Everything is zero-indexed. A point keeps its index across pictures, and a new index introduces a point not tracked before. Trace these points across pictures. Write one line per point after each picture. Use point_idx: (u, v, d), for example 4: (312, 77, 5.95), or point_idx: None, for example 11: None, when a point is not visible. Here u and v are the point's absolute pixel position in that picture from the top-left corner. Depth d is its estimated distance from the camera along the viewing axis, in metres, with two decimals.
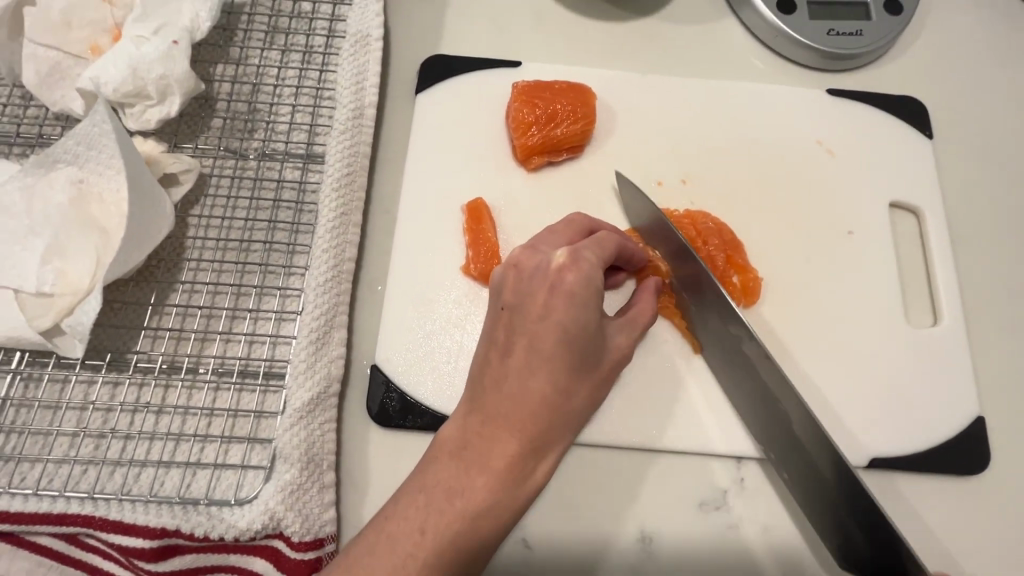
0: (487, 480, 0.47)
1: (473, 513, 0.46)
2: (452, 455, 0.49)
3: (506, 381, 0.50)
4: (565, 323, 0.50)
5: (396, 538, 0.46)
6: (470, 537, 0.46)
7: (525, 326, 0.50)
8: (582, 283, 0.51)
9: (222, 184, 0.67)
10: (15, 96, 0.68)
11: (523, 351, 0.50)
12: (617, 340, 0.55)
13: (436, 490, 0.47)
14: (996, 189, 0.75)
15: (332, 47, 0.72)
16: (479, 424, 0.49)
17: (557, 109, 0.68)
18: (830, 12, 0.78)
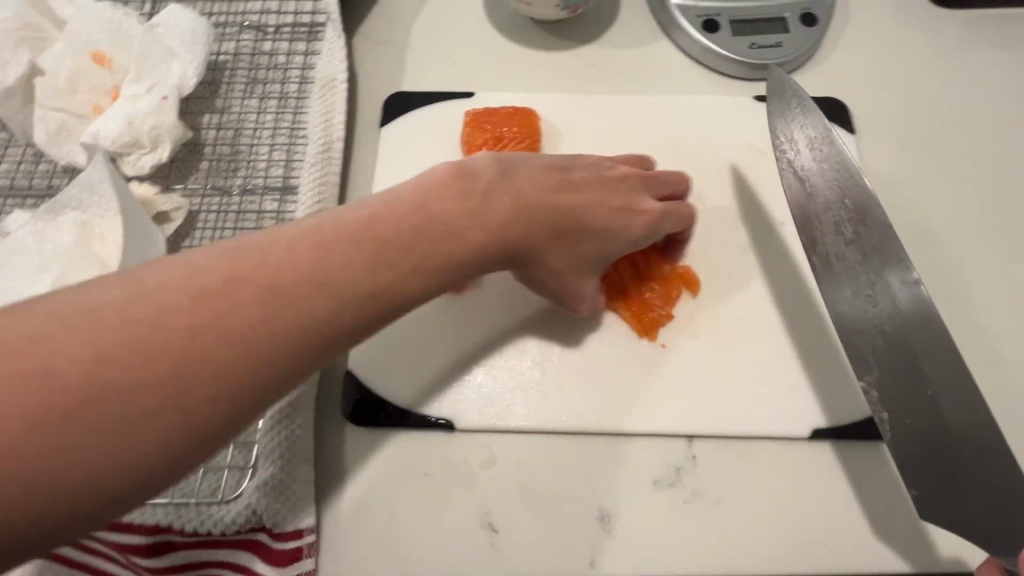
0: (398, 277, 0.46)
1: (359, 291, 0.43)
2: (397, 225, 0.47)
3: (502, 221, 0.54)
4: (580, 232, 0.60)
5: (286, 265, 0.41)
6: (332, 316, 0.42)
7: (535, 194, 0.57)
8: (617, 218, 0.63)
9: (210, 217, 0.75)
10: (29, 154, 0.78)
11: (530, 211, 0.56)
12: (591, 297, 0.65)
13: (344, 242, 0.44)
14: (916, 176, 0.81)
15: (304, 92, 0.81)
16: (448, 226, 0.50)
17: (504, 131, 0.75)
18: (750, 29, 0.86)
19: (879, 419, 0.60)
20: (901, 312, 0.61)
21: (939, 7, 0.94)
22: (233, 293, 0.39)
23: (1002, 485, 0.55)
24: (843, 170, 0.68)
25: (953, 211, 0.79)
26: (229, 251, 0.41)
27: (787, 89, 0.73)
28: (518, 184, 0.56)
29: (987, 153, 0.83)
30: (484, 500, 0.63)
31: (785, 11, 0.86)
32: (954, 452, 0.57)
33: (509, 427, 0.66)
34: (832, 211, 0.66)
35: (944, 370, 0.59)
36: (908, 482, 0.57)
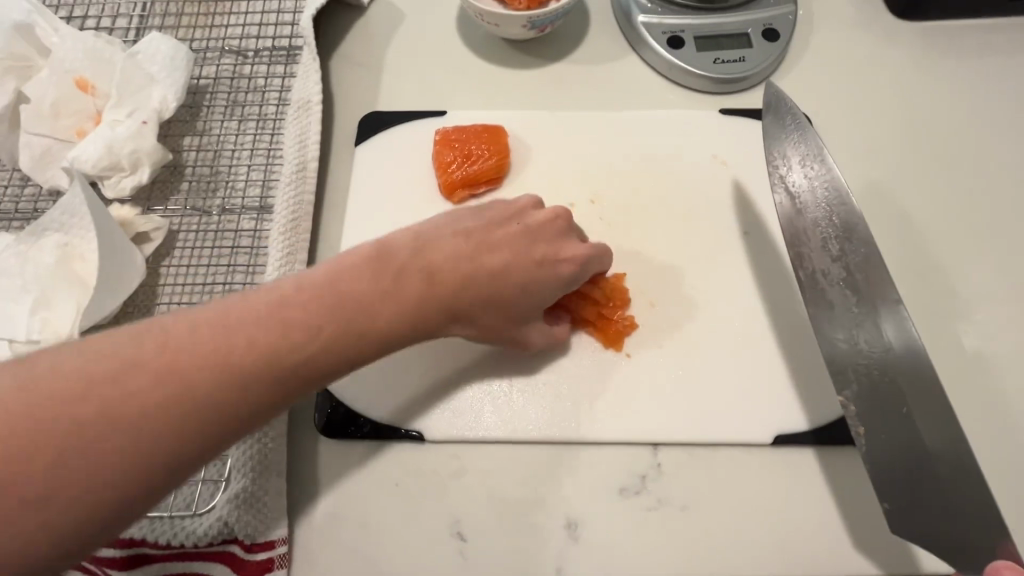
0: (299, 362, 0.50)
1: (252, 380, 0.48)
2: (305, 311, 0.51)
3: (415, 296, 0.57)
4: (505, 294, 0.62)
5: (193, 352, 0.46)
6: (222, 405, 0.47)
7: (448, 262, 0.60)
8: (538, 273, 0.64)
9: (189, 237, 0.77)
10: (15, 179, 0.80)
11: (445, 284, 0.59)
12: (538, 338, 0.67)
13: (246, 329, 0.49)
14: (880, 184, 0.83)
15: (281, 114, 0.84)
16: (358, 305, 0.54)
17: (473, 149, 0.78)
18: (714, 45, 0.88)
19: (856, 433, 0.60)
20: (882, 330, 0.63)
21: (901, 18, 0.96)
22: (134, 378, 0.44)
23: (968, 499, 0.56)
24: (832, 189, 0.69)
25: (915, 218, 0.81)
26: (140, 338, 0.46)
27: (782, 107, 0.73)
28: (432, 259, 0.59)
29: (948, 161, 0.85)
30: (454, 510, 0.65)
31: (748, 27, 0.89)
32: (923, 464, 0.58)
33: (478, 438, 0.67)
34: (820, 227, 0.68)
35: (924, 398, 0.60)
36: (882, 495, 0.58)
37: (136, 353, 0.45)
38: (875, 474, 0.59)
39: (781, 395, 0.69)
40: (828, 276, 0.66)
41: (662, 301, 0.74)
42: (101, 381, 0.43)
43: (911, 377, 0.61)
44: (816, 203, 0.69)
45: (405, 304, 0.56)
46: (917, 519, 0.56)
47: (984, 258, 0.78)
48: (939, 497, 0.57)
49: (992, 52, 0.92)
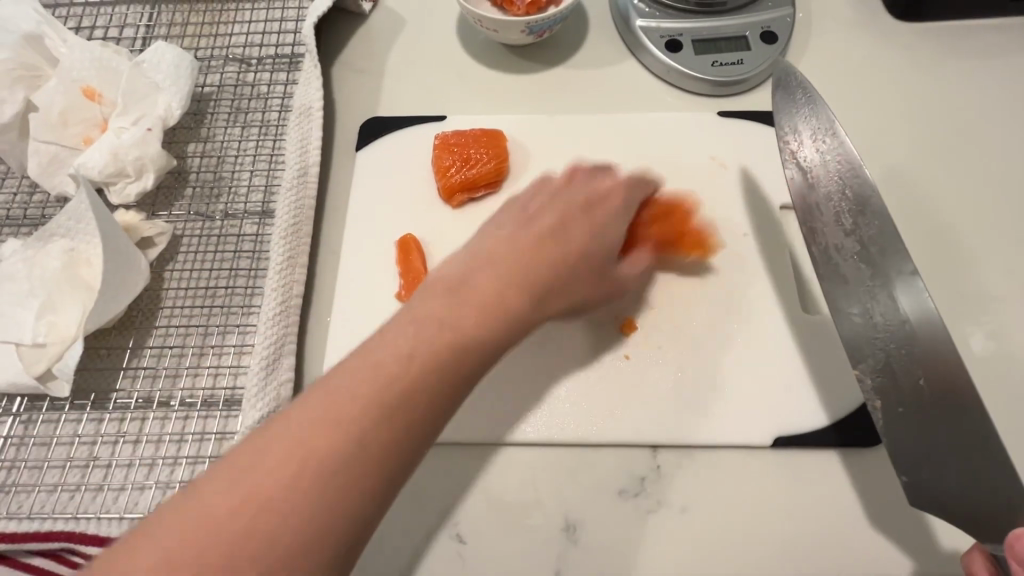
0: (412, 393, 0.47)
1: (378, 434, 0.45)
2: (386, 362, 0.47)
3: (487, 286, 0.54)
4: (573, 253, 0.60)
5: (296, 462, 0.42)
6: (365, 468, 0.43)
7: (500, 290, 0.54)
8: (594, 225, 0.63)
9: (192, 241, 0.78)
10: (24, 186, 0.82)
11: (515, 266, 0.56)
12: (628, 275, 0.67)
13: (341, 407, 0.44)
14: (881, 185, 0.83)
15: (283, 120, 0.85)
16: (439, 318, 0.51)
17: (472, 153, 0.78)
18: (712, 48, 0.89)
19: (872, 407, 0.60)
20: (897, 301, 0.62)
21: (900, 19, 0.96)
22: (258, 520, 0.40)
23: (993, 468, 0.54)
24: (845, 161, 0.68)
25: (918, 219, 0.80)
26: (232, 478, 0.41)
27: (792, 81, 0.73)
28: (481, 294, 0.53)
29: (950, 161, 0.84)
30: (453, 512, 0.65)
31: (746, 29, 0.89)
32: (941, 434, 0.57)
33: (478, 439, 0.67)
34: (833, 202, 0.67)
35: (947, 375, 0.58)
36: (901, 468, 0.58)
37: (240, 498, 0.40)
38: (893, 447, 0.59)
39: (786, 393, 0.69)
40: (845, 250, 0.65)
41: (661, 301, 0.73)
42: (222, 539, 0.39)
43: (925, 347, 0.60)
44: (828, 176, 0.68)
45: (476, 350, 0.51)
46: (931, 494, 0.56)
47: (987, 259, 0.77)
48: (956, 466, 0.56)
49: (993, 53, 0.92)
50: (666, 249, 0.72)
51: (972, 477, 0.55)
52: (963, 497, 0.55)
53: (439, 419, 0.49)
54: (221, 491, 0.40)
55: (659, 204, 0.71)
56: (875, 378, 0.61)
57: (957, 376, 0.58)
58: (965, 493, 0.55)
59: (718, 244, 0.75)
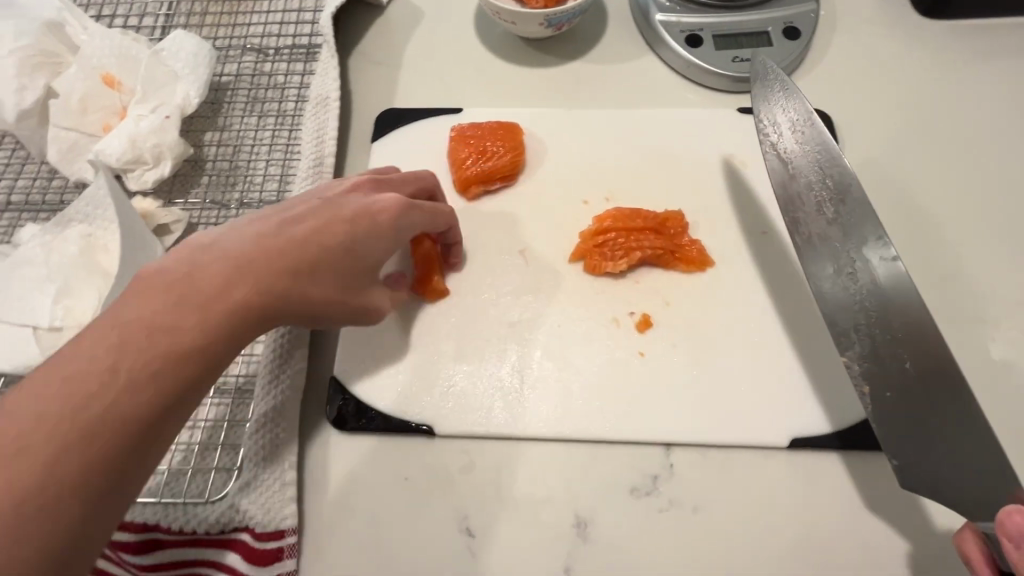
0: (178, 326, 0.46)
1: (151, 359, 0.44)
2: (151, 292, 0.47)
3: (274, 238, 0.53)
4: (351, 235, 0.57)
5: (74, 380, 0.42)
6: (142, 392, 0.43)
7: (273, 260, 0.52)
8: (381, 216, 0.60)
9: (207, 230, 0.78)
10: (44, 171, 0.83)
11: (308, 229, 0.55)
12: (382, 301, 0.62)
13: (124, 331, 0.44)
14: (903, 184, 0.81)
15: (300, 111, 0.85)
16: (227, 262, 0.50)
17: (488, 146, 0.78)
18: (734, 43, 0.87)
19: (860, 393, 0.59)
20: (884, 290, 0.61)
21: (926, 17, 0.94)
22: (17, 435, 0.40)
23: (977, 453, 0.54)
24: (823, 151, 0.69)
25: (941, 221, 0.78)
26: (22, 393, 0.42)
27: (770, 75, 0.73)
28: (259, 261, 0.51)
29: (974, 162, 0.83)
30: (463, 505, 0.64)
31: (768, 25, 0.88)
32: (931, 419, 0.56)
33: (489, 432, 0.67)
34: (813, 192, 0.67)
35: (933, 362, 0.58)
36: (891, 452, 0.57)
37: (51, 385, 0.42)
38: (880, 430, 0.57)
39: (803, 396, 0.68)
40: (828, 239, 0.65)
41: (677, 299, 0.72)
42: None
43: (912, 334, 0.59)
44: (807, 166, 0.68)
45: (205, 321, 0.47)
46: (926, 481, 0.55)
47: (1016, 263, 0.75)
48: (946, 453, 0.55)
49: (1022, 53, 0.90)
50: (660, 263, 0.73)
51: (961, 463, 0.54)
52: (952, 481, 0.54)
53: (221, 352, 0.48)
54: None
55: (648, 218, 0.73)
56: (862, 364, 0.60)
57: (945, 364, 0.58)
58: (957, 480, 0.54)
59: (712, 259, 0.74)
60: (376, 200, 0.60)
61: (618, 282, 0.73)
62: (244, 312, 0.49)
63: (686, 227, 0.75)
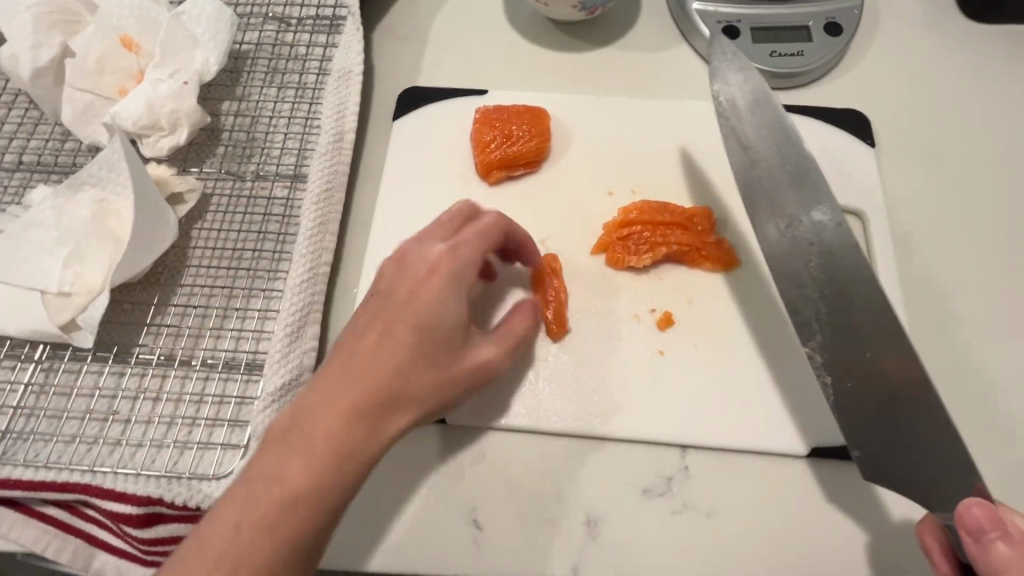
0: (299, 463, 0.48)
1: (284, 499, 0.47)
2: (272, 443, 0.49)
3: (353, 357, 0.51)
4: (418, 314, 0.53)
5: (228, 528, 0.46)
6: (285, 528, 0.46)
7: (356, 373, 0.50)
8: (447, 279, 0.54)
9: (221, 201, 0.76)
10: (57, 133, 0.81)
11: (380, 332, 0.52)
12: (485, 350, 0.57)
13: (259, 478, 0.48)
14: (942, 192, 0.78)
15: (321, 84, 0.83)
16: (319, 393, 0.50)
17: (513, 130, 0.76)
18: (772, 36, 0.84)
19: (822, 384, 0.59)
20: (846, 284, 0.59)
21: (971, 20, 0.91)
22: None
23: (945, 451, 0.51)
24: (784, 133, 0.65)
25: (978, 231, 0.76)
26: (190, 544, 0.47)
27: (726, 50, 0.69)
28: (347, 378, 0.50)
29: (1018, 172, 0.79)
30: (472, 496, 0.63)
31: (809, 19, 0.84)
32: (896, 413, 0.54)
33: (501, 424, 0.66)
34: (773, 177, 0.64)
35: (900, 357, 0.55)
36: (852, 442, 0.56)
37: (204, 539, 0.46)
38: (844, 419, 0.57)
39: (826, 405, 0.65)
40: (797, 225, 0.62)
41: (699, 298, 0.70)
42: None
43: (885, 328, 0.56)
44: (766, 151, 0.65)
45: (321, 450, 0.48)
46: (895, 473, 0.54)
47: None
48: (912, 448, 0.53)
49: None
50: (685, 262, 0.71)
51: (931, 459, 0.52)
52: (914, 473, 0.53)
53: (345, 474, 0.48)
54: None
55: (675, 213, 0.71)
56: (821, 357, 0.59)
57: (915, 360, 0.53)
58: (924, 474, 0.52)
59: (739, 259, 0.72)
60: (433, 263, 0.55)
61: (641, 277, 0.71)
62: (353, 430, 0.49)
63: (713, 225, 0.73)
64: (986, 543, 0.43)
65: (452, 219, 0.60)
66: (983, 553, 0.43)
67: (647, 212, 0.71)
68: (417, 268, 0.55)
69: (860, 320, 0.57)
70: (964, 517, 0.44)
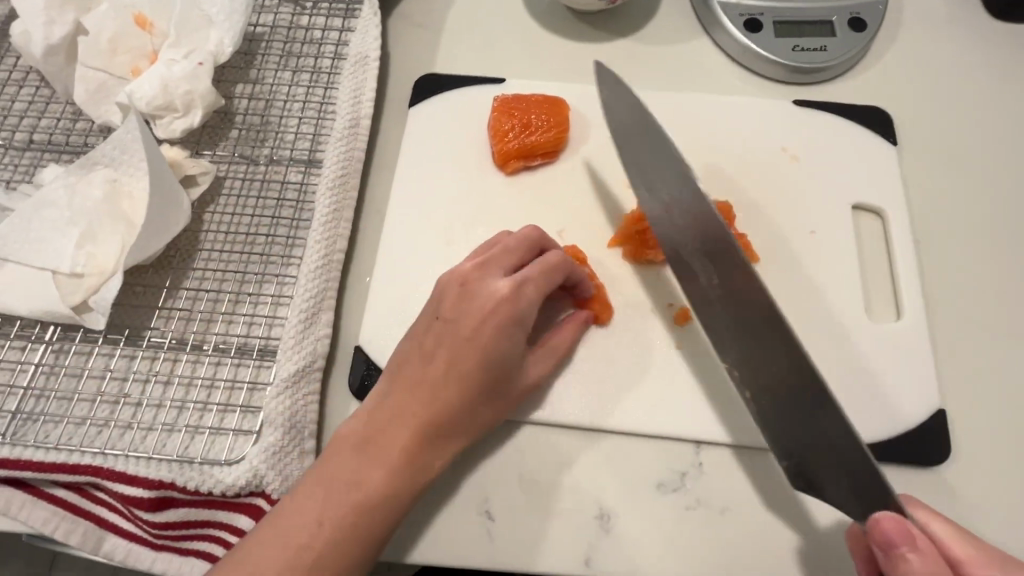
0: (369, 475, 0.53)
1: (352, 508, 0.52)
2: (343, 451, 0.55)
3: (423, 385, 0.56)
4: (482, 349, 0.57)
5: (297, 525, 0.51)
6: (349, 534, 0.51)
7: (427, 398, 0.56)
8: (512, 317, 0.58)
9: (235, 185, 0.75)
10: (68, 112, 0.80)
11: (447, 363, 0.57)
12: (534, 373, 0.62)
13: (335, 483, 0.53)
14: (964, 192, 0.77)
15: (337, 68, 0.81)
16: (390, 415, 0.56)
17: (532, 119, 0.75)
18: (794, 31, 0.83)
19: (744, 399, 0.60)
20: (745, 305, 0.58)
21: (997, 19, 0.89)
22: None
23: (849, 447, 0.52)
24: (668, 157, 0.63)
25: (999, 232, 0.75)
26: (259, 538, 0.52)
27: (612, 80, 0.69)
28: (418, 402, 0.56)
29: None
30: (484, 488, 0.63)
31: (833, 14, 0.83)
32: (813, 426, 0.55)
33: (514, 415, 0.65)
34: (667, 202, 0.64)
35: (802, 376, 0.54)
36: (782, 454, 0.58)
37: (277, 537, 0.51)
38: (761, 424, 0.59)
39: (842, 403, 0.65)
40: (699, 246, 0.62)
41: None
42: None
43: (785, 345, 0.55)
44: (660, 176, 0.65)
45: (395, 464, 0.54)
46: (821, 480, 0.56)
47: None
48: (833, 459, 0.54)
49: None
50: None
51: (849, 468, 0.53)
52: (837, 467, 0.54)
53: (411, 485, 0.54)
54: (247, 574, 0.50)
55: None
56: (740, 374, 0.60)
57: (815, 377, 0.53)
58: (848, 480, 0.54)
59: (757, 255, 0.71)
60: (502, 299, 0.58)
61: (658, 271, 0.71)
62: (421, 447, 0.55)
63: (733, 220, 0.72)
64: (894, 556, 0.46)
65: (519, 249, 0.62)
66: (889, 562, 0.47)
67: None
68: (484, 300, 0.58)
69: (755, 329, 0.57)
70: (872, 533, 0.48)
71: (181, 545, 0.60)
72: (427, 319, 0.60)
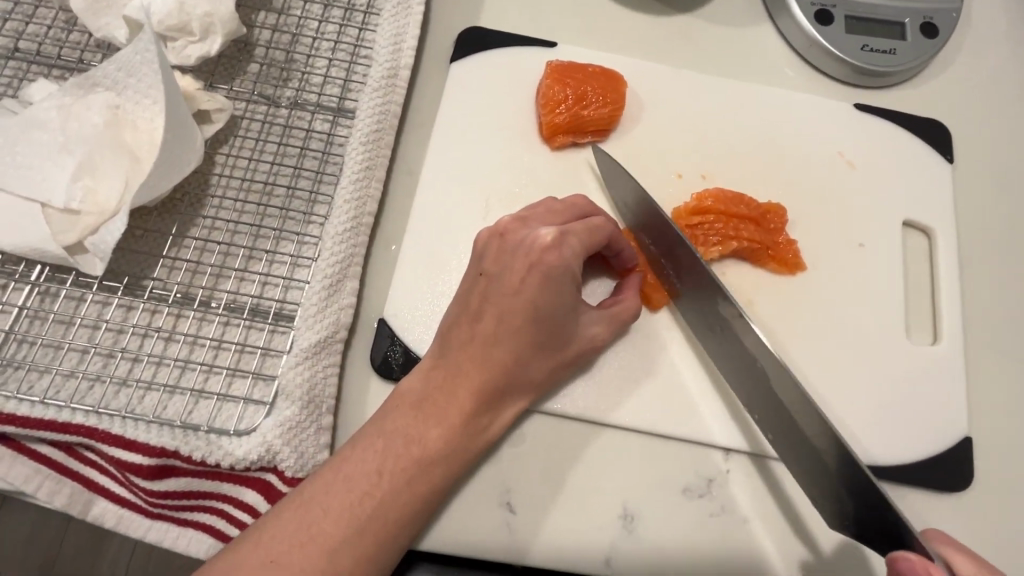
0: (424, 436, 0.51)
1: (409, 466, 0.50)
2: (397, 409, 0.52)
3: (474, 345, 0.54)
4: (533, 305, 0.54)
5: (353, 479, 0.49)
6: (405, 492, 0.50)
7: (478, 355, 0.54)
8: (558, 266, 0.55)
9: (253, 126, 0.68)
10: (60, 20, 0.70)
11: (496, 321, 0.54)
12: (590, 331, 0.58)
13: (388, 438, 0.51)
14: (1009, 219, 0.76)
15: (373, 8, 0.73)
16: (442, 377, 0.53)
17: (586, 91, 0.69)
18: (865, 29, 0.79)
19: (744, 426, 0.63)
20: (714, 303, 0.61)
21: None
22: (326, 525, 0.47)
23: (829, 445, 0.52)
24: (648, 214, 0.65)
25: None
26: (308, 493, 0.49)
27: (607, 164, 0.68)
28: (471, 361, 0.54)
29: None
30: (508, 478, 0.60)
31: (905, 16, 0.79)
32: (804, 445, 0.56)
33: (544, 407, 0.62)
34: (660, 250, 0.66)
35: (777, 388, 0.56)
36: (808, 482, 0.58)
37: (326, 495, 0.48)
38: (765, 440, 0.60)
39: (879, 424, 0.64)
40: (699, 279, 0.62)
41: (760, 298, 0.67)
42: (314, 536, 0.47)
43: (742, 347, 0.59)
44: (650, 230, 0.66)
45: (451, 423, 0.52)
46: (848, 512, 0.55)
47: None
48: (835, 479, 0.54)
49: None
50: (753, 259, 0.68)
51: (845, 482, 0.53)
52: (840, 477, 0.53)
53: (462, 444, 0.53)
54: (291, 527, 0.47)
55: (750, 207, 0.67)
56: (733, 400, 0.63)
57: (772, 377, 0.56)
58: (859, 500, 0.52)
59: (804, 263, 0.69)
60: (546, 247, 0.55)
61: None
62: (472, 408, 0.53)
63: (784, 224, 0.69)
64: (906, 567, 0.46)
65: (561, 209, 0.60)
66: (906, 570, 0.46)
67: (722, 203, 0.66)
68: (527, 250, 0.55)
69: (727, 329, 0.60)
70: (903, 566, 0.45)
71: (179, 515, 0.56)
72: (470, 276, 0.57)
